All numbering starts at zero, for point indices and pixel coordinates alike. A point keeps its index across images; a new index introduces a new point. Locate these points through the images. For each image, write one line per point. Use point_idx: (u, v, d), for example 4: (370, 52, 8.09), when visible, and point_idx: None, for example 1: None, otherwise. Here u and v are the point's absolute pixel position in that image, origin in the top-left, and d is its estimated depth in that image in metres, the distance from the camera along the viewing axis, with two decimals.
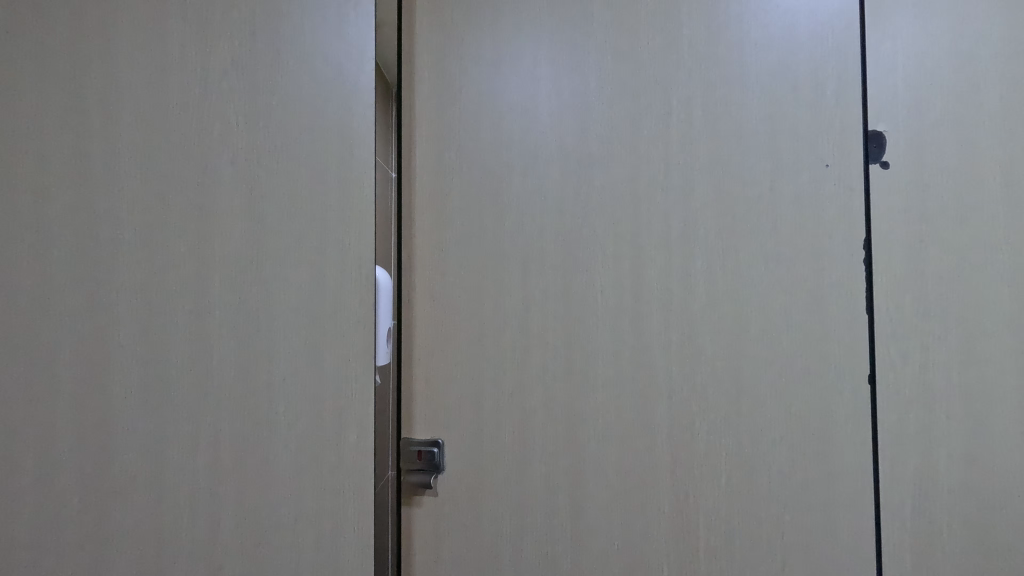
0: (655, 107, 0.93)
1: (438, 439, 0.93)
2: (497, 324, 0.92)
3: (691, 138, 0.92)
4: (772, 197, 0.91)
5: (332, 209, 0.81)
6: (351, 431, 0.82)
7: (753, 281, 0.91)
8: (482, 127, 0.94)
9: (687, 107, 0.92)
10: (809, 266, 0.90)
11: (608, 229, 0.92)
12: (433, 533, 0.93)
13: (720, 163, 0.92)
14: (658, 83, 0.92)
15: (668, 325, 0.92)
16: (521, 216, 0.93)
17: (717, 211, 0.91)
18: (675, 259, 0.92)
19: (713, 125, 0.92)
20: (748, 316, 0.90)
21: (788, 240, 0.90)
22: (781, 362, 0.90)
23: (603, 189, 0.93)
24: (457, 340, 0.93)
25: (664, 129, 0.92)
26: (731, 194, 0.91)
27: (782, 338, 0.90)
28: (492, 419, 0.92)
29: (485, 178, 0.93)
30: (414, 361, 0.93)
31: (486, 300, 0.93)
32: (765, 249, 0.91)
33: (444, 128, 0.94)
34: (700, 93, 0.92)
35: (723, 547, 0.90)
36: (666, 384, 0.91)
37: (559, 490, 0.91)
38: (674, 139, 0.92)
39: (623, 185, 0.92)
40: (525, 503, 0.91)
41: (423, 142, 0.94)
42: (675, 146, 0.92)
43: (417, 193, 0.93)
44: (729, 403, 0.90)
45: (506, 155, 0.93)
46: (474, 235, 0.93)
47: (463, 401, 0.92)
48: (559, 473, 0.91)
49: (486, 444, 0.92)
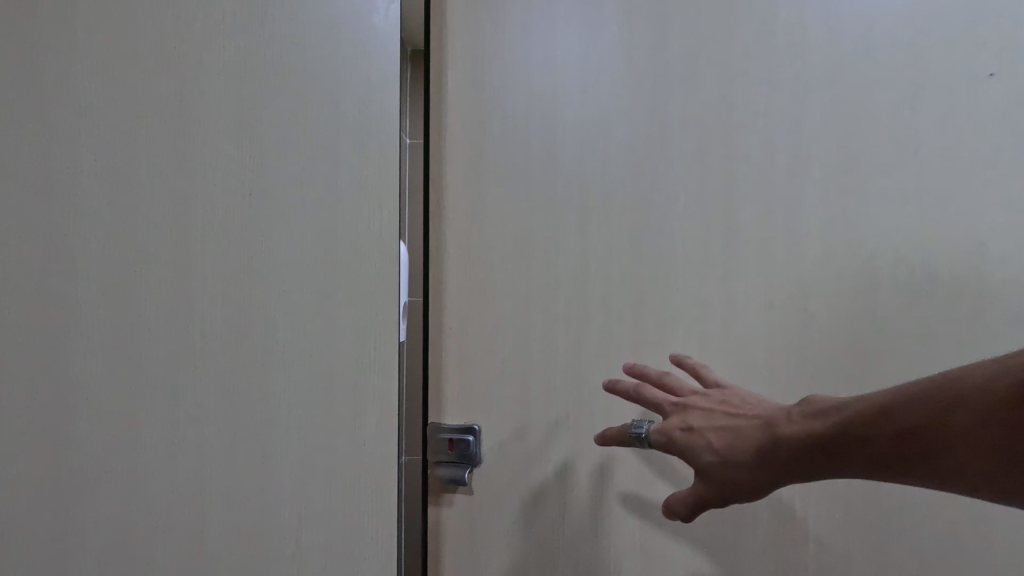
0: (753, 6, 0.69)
1: (474, 426, 0.73)
2: (548, 284, 0.72)
3: (802, 47, 0.68)
4: (906, 127, 0.67)
5: (346, 126, 0.66)
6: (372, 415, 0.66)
7: (885, 238, 0.68)
8: (532, 34, 0.72)
9: (796, 7, 0.68)
10: (948, 246, 0.67)
11: (690, 167, 0.70)
12: (469, 539, 0.74)
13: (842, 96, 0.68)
14: None
15: (768, 278, 0.69)
16: (580, 148, 0.72)
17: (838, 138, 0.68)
18: (774, 203, 0.69)
19: (832, 31, 0.68)
20: (875, 279, 0.68)
21: (928, 209, 0.67)
22: (901, 341, 0.67)
23: (681, 118, 0.70)
24: (496, 305, 0.73)
25: (765, 36, 0.69)
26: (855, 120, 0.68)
27: (915, 308, 0.67)
28: (542, 400, 0.72)
29: (535, 97, 0.72)
30: (444, 327, 0.74)
31: (535, 253, 0.72)
32: (896, 224, 0.67)
33: (488, 29, 0.72)
34: None
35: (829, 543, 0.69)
36: (760, 358, 0.69)
37: (623, 495, 0.71)
38: (778, 50, 0.69)
39: (711, 124, 0.70)
40: (579, 510, 0.72)
41: (462, 43, 0.73)
42: (781, 62, 0.69)
43: (450, 119, 0.73)
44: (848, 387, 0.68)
45: (562, 72, 0.72)
46: (522, 175, 0.72)
47: (507, 374, 0.73)
48: (624, 471, 0.71)
49: (536, 430, 0.72)
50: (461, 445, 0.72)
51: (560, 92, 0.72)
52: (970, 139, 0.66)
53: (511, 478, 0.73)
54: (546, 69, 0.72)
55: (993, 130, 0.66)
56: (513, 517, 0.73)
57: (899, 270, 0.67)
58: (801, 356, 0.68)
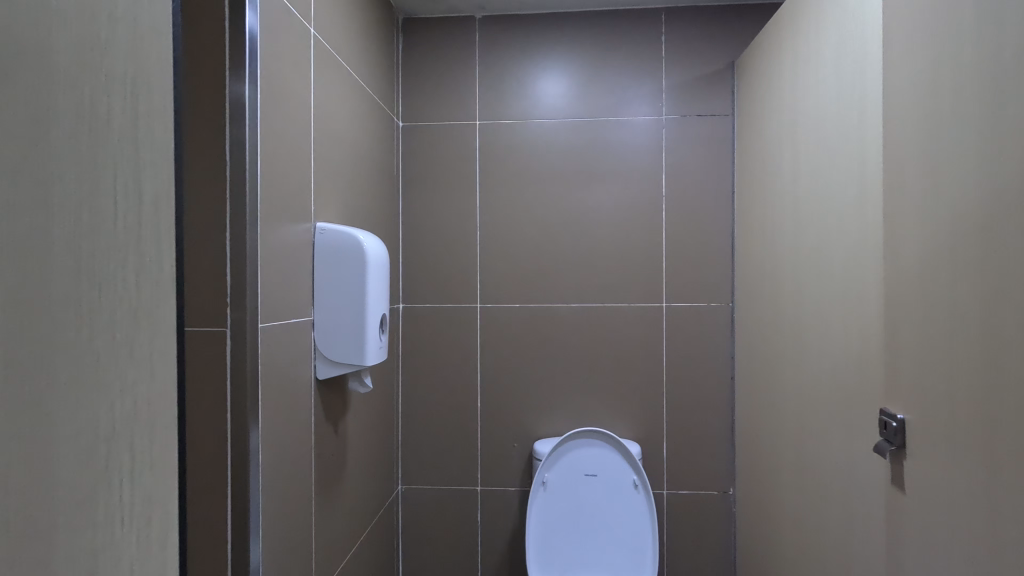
0: (910, 37, 0.76)
1: (900, 415, 0.80)
2: (870, 265, 0.93)
3: (944, 61, 0.69)
4: (1009, 80, 0.59)
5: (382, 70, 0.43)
6: (928, 389, 0.74)
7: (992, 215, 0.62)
8: (857, 83, 0.99)
9: (923, 43, 0.73)
10: None
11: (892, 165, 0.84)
12: (847, 484, 1.02)
13: (971, 85, 0.64)
14: (895, 29, 0.79)
15: (924, 272, 0.74)
16: (865, 164, 0.95)
17: (966, 132, 0.65)
18: (919, 198, 0.74)
19: (947, 41, 0.68)
20: (1001, 258, 0.60)
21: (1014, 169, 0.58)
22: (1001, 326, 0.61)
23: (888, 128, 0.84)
24: (859, 290, 0.97)
25: (914, 58, 0.75)
26: (966, 110, 0.65)
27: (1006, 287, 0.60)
28: (864, 372, 0.96)
29: (856, 130, 0.98)
30: (872, 310, 0.93)
31: (865, 241, 0.95)
32: (1000, 205, 0.60)
33: (841, 87, 1.04)
34: (924, 26, 0.72)
35: (992, 534, 0.62)
36: (923, 332, 0.75)
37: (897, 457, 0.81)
38: (922, 64, 0.73)
39: (893, 134, 0.80)
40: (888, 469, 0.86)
41: (825, 109, 1.10)
42: (930, 70, 0.72)
43: (805, 182, 1.19)
44: (990, 368, 0.62)
45: (866, 110, 0.95)
46: (852, 189, 1.00)
47: (855, 355, 0.98)
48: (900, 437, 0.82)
49: (867, 396, 0.95)
50: (889, 429, 0.82)
51: (863, 124, 0.96)
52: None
53: (863, 420, 0.96)
54: (861, 103, 0.97)
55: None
56: (870, 473, 0.93)
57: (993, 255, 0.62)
58: (957, 332, 0.68)
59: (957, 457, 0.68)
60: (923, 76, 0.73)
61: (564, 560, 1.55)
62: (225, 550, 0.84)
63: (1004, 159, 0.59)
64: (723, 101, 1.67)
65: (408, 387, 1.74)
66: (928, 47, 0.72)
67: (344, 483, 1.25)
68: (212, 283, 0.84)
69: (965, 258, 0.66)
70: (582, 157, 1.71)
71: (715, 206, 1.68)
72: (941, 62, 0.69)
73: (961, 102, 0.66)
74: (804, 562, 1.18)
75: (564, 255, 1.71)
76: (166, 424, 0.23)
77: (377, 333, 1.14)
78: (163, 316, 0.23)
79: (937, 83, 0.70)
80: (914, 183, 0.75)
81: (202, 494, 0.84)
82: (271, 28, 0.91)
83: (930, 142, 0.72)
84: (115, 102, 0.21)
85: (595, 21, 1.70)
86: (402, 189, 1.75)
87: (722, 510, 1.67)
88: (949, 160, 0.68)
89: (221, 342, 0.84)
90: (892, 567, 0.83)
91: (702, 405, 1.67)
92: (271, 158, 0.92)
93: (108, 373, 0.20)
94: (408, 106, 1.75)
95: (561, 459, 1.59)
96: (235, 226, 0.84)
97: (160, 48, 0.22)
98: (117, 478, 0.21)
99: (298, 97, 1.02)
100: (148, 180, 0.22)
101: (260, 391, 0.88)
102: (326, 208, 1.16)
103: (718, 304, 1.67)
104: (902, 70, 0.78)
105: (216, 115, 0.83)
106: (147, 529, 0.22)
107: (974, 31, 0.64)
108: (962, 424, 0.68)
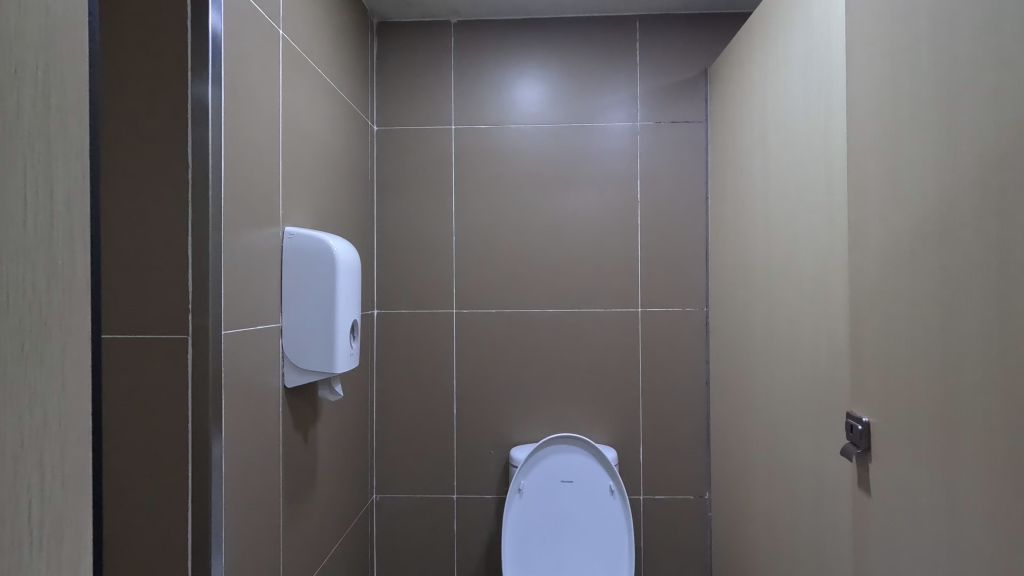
0: (870, 45, 0.77)
1: (865, 419, 0.81)
2: (837, 269, 0.95)
3: (901, 69, 0.70)
4: (963, 90, 0.60)
5: None
6: (891, 392, 0.75)
7: (948, 222, 0.63)
8: (824, 90, 1.00)
9: (882, 51, 0.74)
10: (988, 216, 0.57)
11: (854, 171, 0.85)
12: (816, 487, 1.02)
13: (927, 93, 0.66)
14: (854, 37, 0.81)
15: (884, 277, 0.75)
16: (832, 171, 0.97)
17: (922, 141, 0.67)
18: (879, 204, 0.75)
19: (903, 50, 0.70)
20: (958, 264, 0.61)
21: (968, 178, 0.59)
22: (957, 330, 0.62)
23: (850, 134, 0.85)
24: (827, 294, 0.98)
25: (873, 66, 0.76)
26: (922, 119, 0.67)
27: (961, 292, 0.61)
28: (831, 376, 0.97)
29: (822, 137, 1.00)
30: (839, 315, 0.94)
31: (833, 246, 0.96)
32: (952, 213, 0.62)
33: (809, 95, 1.06)
34: (883, 34, 0.74)
35: (951, 535, 0.63)
36: (884, 336, 0.76)
37: (864, 460, 0.82)
38: (881, 72, 0.75)
39: (853, 142, 0.82)
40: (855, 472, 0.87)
41: (793, 117, 1.12)
42: (888, 78, 0.73)
43: (775, 188, 1.20)
44: (947, 370, 0.63)
45: (833, 118, 0.96)
46: (819, 195, 1.01)
47: (823, 360, 0.99)
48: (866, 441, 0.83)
49: (834, 400, 0.96)
50: (854, 432, 0.83)
51: (830, 132, 0.97)
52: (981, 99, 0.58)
53: (831, 424, 0.97)
54: (828, 110, 0.98)
55: (994, 74, 0.56)
56: (839, 476, 0.94)
57: (947, 260, 0.63)
58: (917, 336, 0.69)
59: (920, 460, 0.69)
60: (883, 85, 0.74)
61: (539, 567, 1.54)
62: (186, 565, 0.81)
63: (960, 164, 0.60)
64: (696, 108, 1.69)
65: (383, 394, 1.72)
66: (888, 54, 0.73)
67: (314, 494, 1.22)
68: (173, 289, 0.82)
69: (925, 263, 0.67)
70: (558, 162, 1.71)
71: (689, 212, 1.69)
72: (900, 71, 0.71)
73: (917, 111, 0.68)
74: (776, 565, 1.19)
75: (540, 261, 1.71)
76: (81, 439, 0.21)
77: (347, 340, 1.12)
78: (77, 323, 0.21)
79: (896, 91, 0.72)
80: (875, 189, 0.77)
81: (159, 507, 0.81)
82: (236, 28, 0.90)
83: (888, 149, 0.73)
84: (25, 95, 0.19)
85: (570, 27, 1.71)
86: (377, 194, 1.73)
87: (699, 514, 1.67)
88: (910, 167, 0.69)
89: (182, 350, 0.82)
90: (860, 570, 0.83)
91: (678, 410, 1.68)
92: (237, 161, 0.90)
93: (15, 388, 0.19)
94: (382, 110, 1.73)
95: (537, 466, 1.58)
96: (197, 230, 0.82)
97: (76, 36, 0.21)
98: (23, 498, 0.19)
99: (266, 100, 1.00)
100: (61, 179, 0.21)
101: (223, 400, 0.86)
102: (296, 213, 1.13)
103: (693, 309, 1.69)
104: (862, 78, 0.79)
105: (178, 117, 0.81)
106: (57, 554, 0.20)
107: (931, 40, 0.65)
108: (924, 428, 0.68)
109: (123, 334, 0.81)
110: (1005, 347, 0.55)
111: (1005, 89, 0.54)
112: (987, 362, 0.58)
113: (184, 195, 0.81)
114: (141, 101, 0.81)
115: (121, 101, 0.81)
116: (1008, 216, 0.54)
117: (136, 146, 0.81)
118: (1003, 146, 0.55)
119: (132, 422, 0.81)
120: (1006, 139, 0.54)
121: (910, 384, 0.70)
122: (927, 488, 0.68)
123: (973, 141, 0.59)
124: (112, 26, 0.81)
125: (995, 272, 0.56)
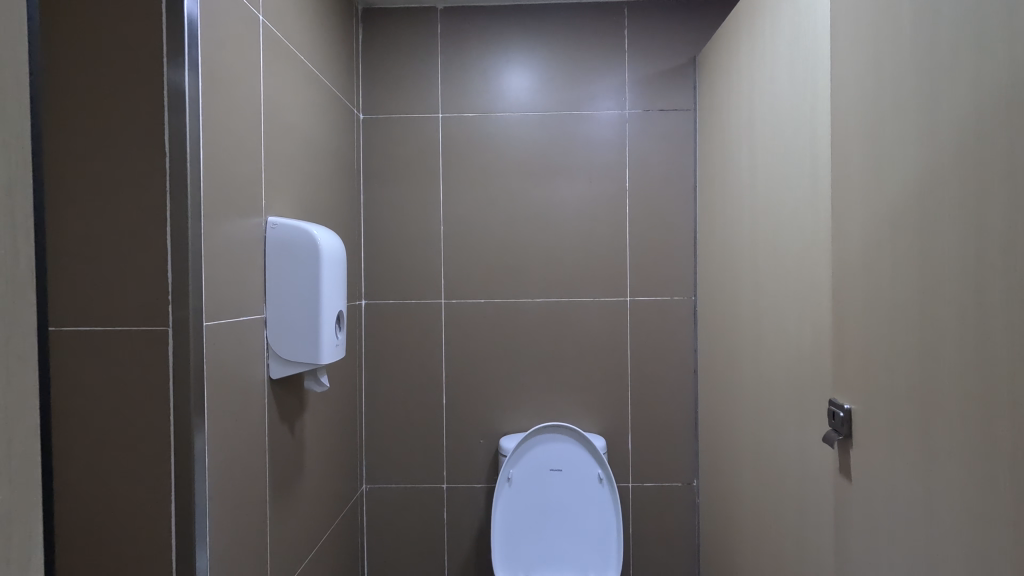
0: (853, 32, 0.77)
1: (846, 406, 0.82)
2: (823, 258, 0.94)
3: (884, 58, 0.70)
4: (941, 81, 0.60)
5: None
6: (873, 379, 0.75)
7: (927, 210, 0.63)
8: (811, 74, 0.99)
9: (864, 41, 0.74)
10: (964, 204, 0.57)
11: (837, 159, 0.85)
12: (800, 473, 1.03)
13: (907, 83, 0.66)
14: (837, 25, 0.81)
15: (868, 265, 0.75)
16: (817, 158, 0.97)
17: (901, 130, 0.67)
18: (862, 193, 0.75)
19: (885, 40, 0.70)
20: (937, 252, 0.62)
21: (946, 167, 0.60)
22: (935, 315, 0.62)
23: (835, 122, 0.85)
24: (812, 282, 0.98)
25: (857, 55, 0.76)
26: (903, 108, 0.67)
27: (940, 280, 0.61)
28: (815, 363, 0.97)
29: (809, 124, 0.99)
30: (824, 302, 0.94)
31: (820, 232, 0.96)
32: (931, 200, 0.62)
33: (795, 81, 1.05)
34: (866, 24, 0.74)
35: (930, 517, 0.64)
36: (867, 323, 0.76)
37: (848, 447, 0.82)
38: (865, 59, 0.74)
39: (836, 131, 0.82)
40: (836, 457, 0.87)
41: (780, 103, 1.11)
42: (873, 65, 0.73)
43: (762, 174, 1.20)
44: (924, 356, 0.64)
45: (818, 104, 0.96)
46: (806, 182, 1.01)
47: (808, 348, 1.00)
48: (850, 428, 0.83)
49: (818, 388, 0.96)
50: (837, 419, 0.83)
51: (816, 121, 0.97)
52: (957, 86, 0.58)
53: (815, 411, 0.97)
54: (814, 96, 0.98)
55: (973, 63, 0.56)
56: (823, 462, 0.94)
57: (927, 247, 0.63)
58: (897, 324, 0.69)
59: (900, 446, 0.70)
60: (867, 72, 0.74)
61: (528, 554, 1.55)
62: (169, 559, 0.81)
63: (939, 152, 0.61)
64: (684, 95, 1.68)
65: (371, 384, 1.71)
66: (871, 42, 0.73)
67: (301, 486, 1.22)
68: (151, 280, 0.80)
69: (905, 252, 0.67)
70: (546, 150, 1.70)
71: (678, 201, 1.69)
72: (883, 59, 0.70)
73: (897, 101, 0.68)
74: (761, 550, 1.20)
75: (528, 249, 1.70)
76: (27, 432, 0.21)
77: (332, 330, 1.11)
78: (23, 315, 0.21)
79: (878, 77, 0.72)
80: (859, 179, 0.76)
81: (141, 499, 0.80)
82: (213, 15, 0.88)
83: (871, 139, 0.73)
84: None
85: (558, 14, 1.69)
86: (364, 184, 1.71)
87: (686, 501, 1.69)
88: (890, 155, 0.69)
89: (161, 341, 0.80)
90: (842, 557, 0.84)
91: (666, 399, 1.69)
92: (216, 150, 0.88)
93: None
94: (369, 99, 1.71)
95: (525, 455, 1.58)
96: (175, 220, 0.80)
97: (12, 17, 0.20)
98: None
99: (246, 88, 0.98)
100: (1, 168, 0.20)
101: (205, 392, 0.85)
102: (279, 203, 1.12)
103: (681, 298, 1.69)
104: (846, 65, 0.79)
105: (152, 104, 0.79)
106: (5, 551, 0.20)
107: (913, 29, 0.65)
108: (904, 416, 0.69)
109: (100, 327, 0.80)
110: (981, 335, 0.56)
111: (984, 75, 0.54)
112: (964, 348, 0.58)
113: (161, 186, 0.80)
114: (113, 89, 0.79)
115: (94, 90, 0.79)
116: (987, 203, 0.54)
117: (109, 134, 0.80)
118: (981, 135, 0.55)
119: (113, 416, 0.80)
120: (985, 126, 0.54)
121: (892, 373, 0.71)
122: (909, 472, 0.68)
123: (952, 130, 0.59)
124: (84, 14, 0.79)
125: (974, 258, 0.57)
